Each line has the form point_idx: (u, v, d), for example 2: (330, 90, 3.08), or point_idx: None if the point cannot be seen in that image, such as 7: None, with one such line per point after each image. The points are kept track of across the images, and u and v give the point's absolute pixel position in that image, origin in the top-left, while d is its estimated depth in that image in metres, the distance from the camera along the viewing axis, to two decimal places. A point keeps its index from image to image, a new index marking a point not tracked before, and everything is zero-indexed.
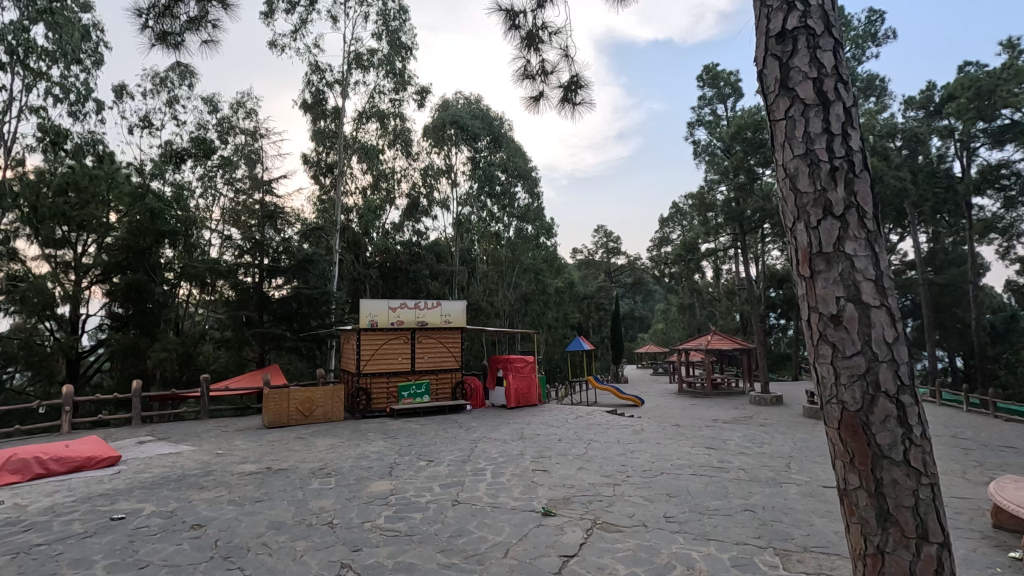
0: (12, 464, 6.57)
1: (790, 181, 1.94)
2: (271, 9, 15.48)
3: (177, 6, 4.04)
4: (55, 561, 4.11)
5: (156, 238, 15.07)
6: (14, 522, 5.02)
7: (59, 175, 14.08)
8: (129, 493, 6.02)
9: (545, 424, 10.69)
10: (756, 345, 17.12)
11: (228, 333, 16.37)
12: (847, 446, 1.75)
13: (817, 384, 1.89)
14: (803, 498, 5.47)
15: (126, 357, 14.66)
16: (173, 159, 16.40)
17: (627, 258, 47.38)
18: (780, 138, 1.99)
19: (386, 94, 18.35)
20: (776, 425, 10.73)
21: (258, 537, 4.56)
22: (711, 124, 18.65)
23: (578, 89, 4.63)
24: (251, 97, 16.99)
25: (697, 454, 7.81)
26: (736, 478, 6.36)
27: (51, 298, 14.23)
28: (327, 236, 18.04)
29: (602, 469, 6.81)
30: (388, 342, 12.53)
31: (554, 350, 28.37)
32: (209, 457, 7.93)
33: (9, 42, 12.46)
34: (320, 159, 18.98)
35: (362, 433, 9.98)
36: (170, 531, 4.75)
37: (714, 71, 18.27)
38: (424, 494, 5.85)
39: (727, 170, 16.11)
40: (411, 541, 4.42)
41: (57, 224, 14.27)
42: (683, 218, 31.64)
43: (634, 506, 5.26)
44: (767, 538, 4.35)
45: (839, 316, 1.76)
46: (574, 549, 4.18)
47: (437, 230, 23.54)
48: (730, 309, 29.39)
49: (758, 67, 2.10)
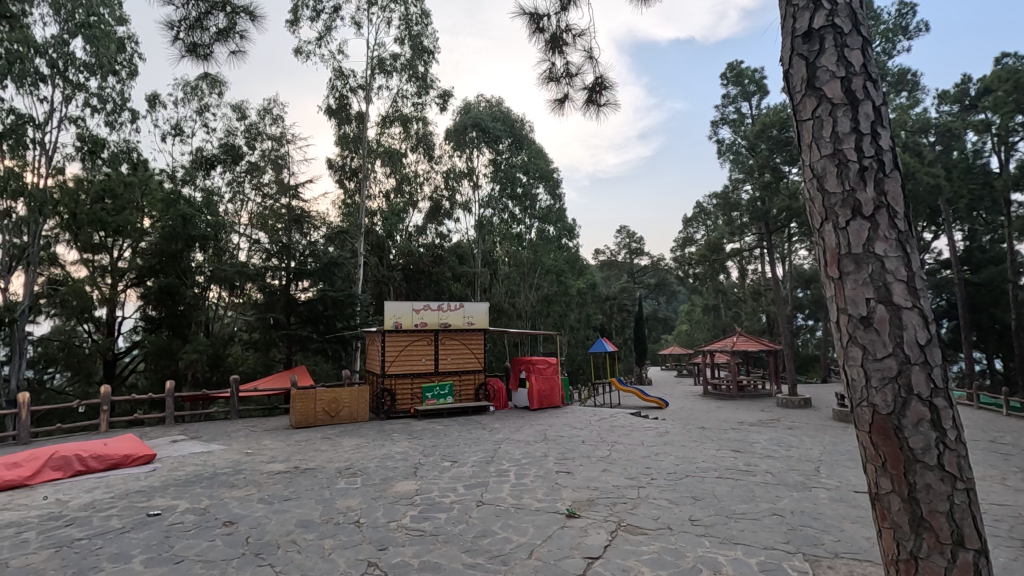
0: (54, 461, 6.85)
1: (818, 181, 1.92)
2: (297, 17, 15.77)
3: (207, 18, 4.17)
4: (96, 555, 4.27)
5: (187, 243, 15.47)
6: (57, 517, 5.24)
7: (97, 182, 14.60)
8: (164, 490, 6.20)
9: (569, 426, 10.65)
10: (784, 347, 16.75)
11: (256, 335, 16.78)
12: (879, 449, 1.72)
13: (847, 386, 1.86)
14: (833, 503, 5.35)
15: (160, 358, 15.15)
16: (203, 165, 16.84)
17: (651, 258, 46.97)
18: (807, 139, 1.96)
19: (409, 98, 18.51)
20: (804, 429, 10.53)
21: (288, 534, 4.66)
22: (735, 123, 18.28)
23: (603, 90, 4.62)
24: (276, 104, 17.32)
25: (722, 456, 7.73)
26: (764, 481, 6.26)
27: (89, 301, 14.72)
28: (351, 239, 18.31)
29: (627, 471, 6.79)
30: (411, 343, 12.67)
31: (576, 352, 28.31)
32: (239, 456, 8.13)
33: (50, 56, 13.11)
34: (345, 164, 19.02)
35: (386, 434, 10.08)
36: (203, 528, 4.89)
37: (738, 69, 18.09)
38: (449, 494, 5.89)
39: (752, 168, 15.79)
40: (436, 541, 4.47)
41: (94, 229, 14.76)
42: (707, 218, 31.18)
43: (658, 509, 5.23)
44: (797, 543, 4.28)
45: (870, 317, 1.73)
46: (599, 551, 4.17)
47: (459, 232, 23.67)
48: (756, 310, 28.91)
49: (784, 67, 2.08)
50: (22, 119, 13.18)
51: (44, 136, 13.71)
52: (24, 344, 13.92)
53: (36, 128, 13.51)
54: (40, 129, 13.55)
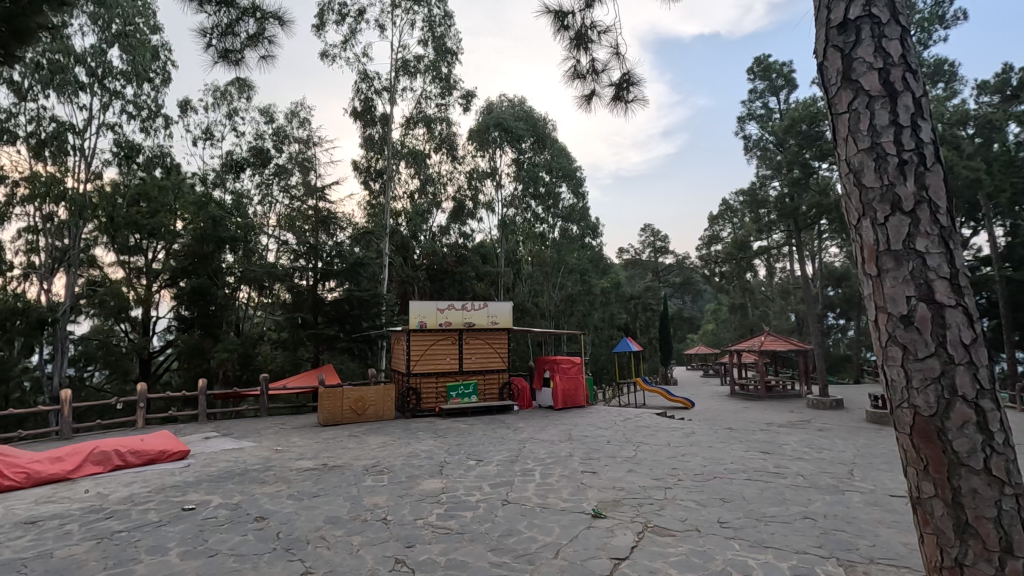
0: (94, 456, 7.10)
1: (855, 176, 1.86)
2: (322, 21, 16.05)
3: (238, 24, 4.27)
4: (134, 547, 4.41)
5: (218, 244, 15.86)
6: (98, 510, 5.43)
7: (133, 187, 15.06)
8: (198, 485, 6.37)
9: (594, 425, 10.59)
10: (815, 347, 16.34)
11: (285, 334, 17.08)
12: (920, 453, 1.67)
13: (887, 387, 1.81)
14: (867, 507, 5.21)
15: (192, 357, 15.59)
16: (233, 168, 17.22)
17: (676, 257, 46.42)
18: (843, 132, 1.91)
19: (433, 99, 18.65)
20: (837, 430, 10.26)
21: (317, 530, 4.74)
22: (762, 118, 17.90)
23: (630, 86, 4.58)
24: (304, 107, 17.63)
25: (751, 458, 7.60)
26: (795, 484, 6.13)
27: (125, 302, 15.21)
28: (376, 239, 18.55)
29: (653, 472, 6.72)
30: (436, 342, 12.77)
31: (600, 351, 28.19)
32: (269, 452, 8.30)
33: (89, 65, 13.62)
34: (370, 165, 19.21)
35: (411, 432, 10.16)
36: (236, 522, 5.00)
37: (765, 63, 17.72)
38: (474, 493, 5.91)
39: (780, 164, 15.46)
40: (462, 539, 4.49)
41: (130, 232, 15.25)
42: (733, 216, 30.64)
43: (686, 510, 5.17)
44: (830, 548, 4.18)
45: (910, 316, 1.68)
46: (626, 552, 4.14)
47: (483, 232, 23.79)
48: (784, 308, 28.35)
49: (819, 60, 2.03)
50: (63, 127, 13.69)
51: (83, 142, 14.22)
52: (66, 342, 14.49)
53: (76, 134, 14.02)
54: (80, 136, 14.06)
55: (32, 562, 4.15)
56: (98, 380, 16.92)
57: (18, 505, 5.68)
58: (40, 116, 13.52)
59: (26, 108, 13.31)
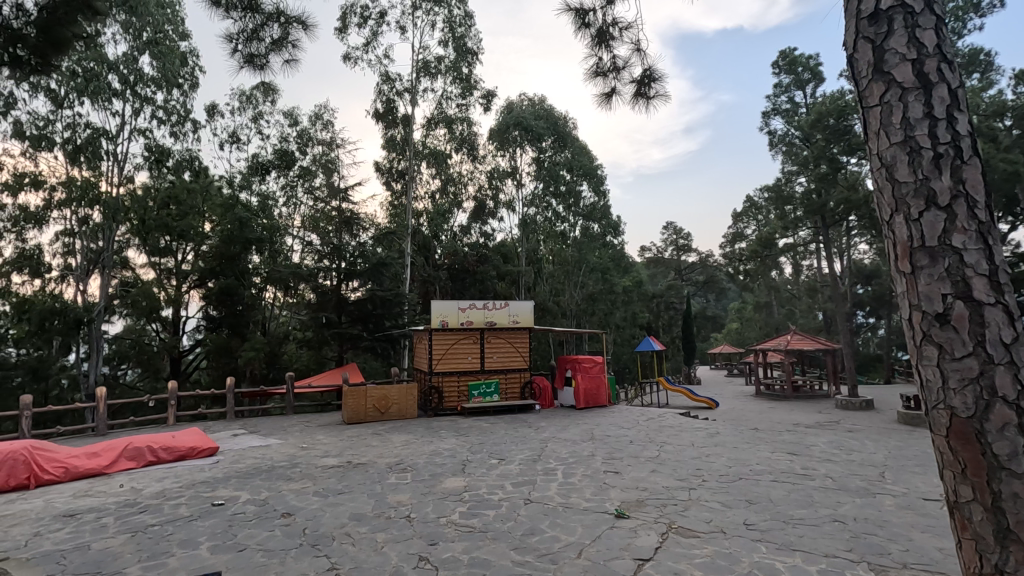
0: (128, 451, 7.31)
1: (887, 171, 1.82)
2: (345, 24, 16.24)
3: (263, 29, 4.34)
4: (166, 540, 4.53)
5: (244, 245, 16.20)
6: (132, 504, 5.59)
7: (163, 190, 15.45)
8: (227, 481, 6.52)
9: (616, 425, 10.51)
10: (845, 346, 15.94)
11: (309, 334, 17.36)
12: (957, 455, 1.62)
13: (921, 388, 1.76)
14: (899, 510, 5.07)
15: (220, 356, 15.95)
16: (259, 170, 17.56)
17: (699, 255, 45.84)
18: (875, 126, 1.87)
19: (454, 99, 18.74)
20: (867, 432, 10.01)
21: (342, 527, 4.81)
22: (788, 113, 17.53)
23: (652, 82, 4.54)
24: (327, 109, 17.88)
25: (777, 459, 7.46)
26: (823, 486, 6.00)
27: (156, 302, 15.64)
28: (398, 239, 18.72)
29: (677, 472, 6.64)
30: (458, 342, 12.83)
31: (621, 350, 28.01)
32: (295, 450, 8.44)
33: (122, 72, 14.03)
34: (392, 166, 19.36)
35: (433, 431, 10.23)
36: (263, 518, 5.10)
37: (791, 57, 17.37)
38: (496, 492, 5.91)
39: (807, 160, 15.14)
40: (485, 537, 4.51)
41: (161, 234, 15.66)
42: (758, 213, 30.11)
43: (710, 512, 5.10)
44: (860, 552, 4.08)
45: (947, 315, 1.63)
46: (650, 553, 4.10)
47: (503, 231, 23.83)
48: (812, 307, 27.76)
49: (848, 52, 1.99)
50: (97, 133, 14.12)
51: (116, 147, 14.65)
52: (101, 342, 14.95)
53: (109, 140, 14.44)
54: (112, 141, 14.48)
55: (70, 554, 4.29)
56: (131, 378, 17.42)
57: (57, 499, 5.88)
58: (75, 123, 13.96)
59: (62, 115, 13.77)
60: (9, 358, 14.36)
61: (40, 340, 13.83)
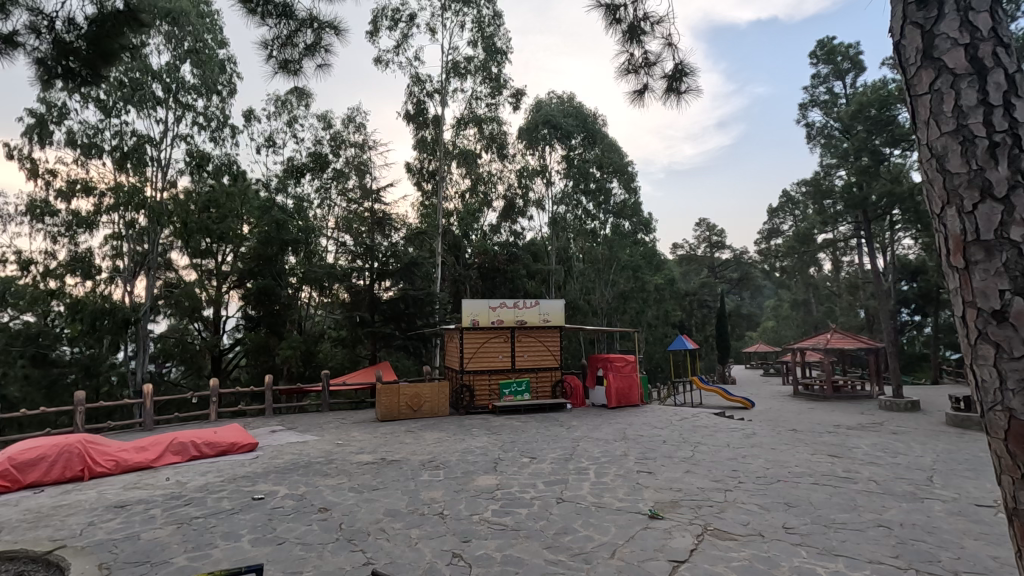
0: (173, 446, 7.60)
1: (938, 162, 1.75)
2: (376, 27, 16.47)
3: (296, 35, 4.44)
4: (210, 533, 4.69)
5: (281, 246, 16.65)
6: (178, 497, 5.81)
7: (204, 195, 15.97)
8: (267, 476, 6.71)
9: (649, 425, 10.38)
10: (889, 346, 15.33)
11: (343, 333, 17.72)
12: (1018, 460, 1.53)
13: (977, 389, 1.68)
14: (950, 517, 4.86)
15: (259, 355, 16.42)
16: (294, 173, 17.98)
17: (733, 252, 44.88)
18: (923, 115, 1.79)
19: (483, 99, 18.81)
20: (913, 434, 9.64)
21: (377, 522, 4.89)
22: (827, 104, 16.96)
23: (684, 77, 4.46)
24: (360, 112, 18.17)
25: (818, 461, 7.24)
26: (867, 489, 5.80)
27: (198, 302, 16.20)
28: (429, 239, 18.91)
29: (712, 473, 6.53)
30: (488, 340, 12.90)
31: (654, 350, 27.65)
32: (331, 446, 8.62)
33: (165, 81, 14.58)
34: (422, 167, 19.51)
35: (466, 429, 10.29)
36: (302, 513, 5.23)
37: (829, 46, 16.80)
38: (528, 490, 5.92)
39: (847, 152, 14.55)
40: (518, 536, 4.52)
41: (202, 236, 16.21)
42: (795, 208, 29.25)
43: (747, 514, 4.99)
44: (907, 558, 3.93)
45: (1005, 312, 1.55)
46: (685, 555, 4.04)
47: (533, 230, 23.82)
48: (853, 304, 26.83)
49: (895, 39, 1.92)
50: (141, 140, 14.71)
51: (160, 153, 15.23)
52: (147, 340, 15.58)
53: (154, 146, 15.02)
54: (157, 148, 15.04)
55: (122, 543, 4.49)
56: (175, 376, 18.10)
57: (109, 490, 6.17)
58: (122, 131, 14.58)
59: (110, 124, 14.38)
60: (64, 356, 15.10)
61: (92, 339, 14.52)
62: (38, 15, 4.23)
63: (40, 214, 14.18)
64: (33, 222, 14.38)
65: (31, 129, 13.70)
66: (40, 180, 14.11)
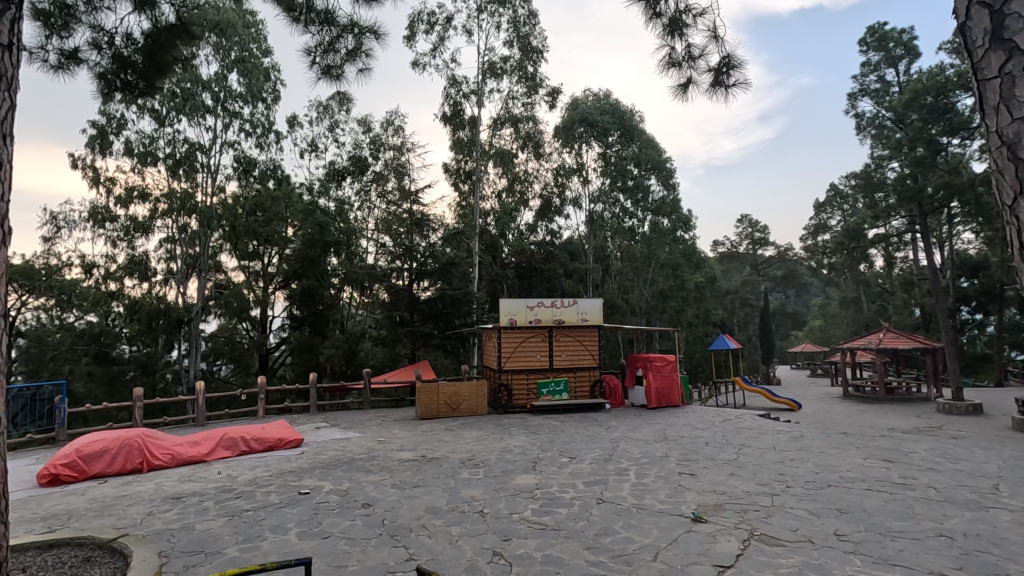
0: (224, 442, 7.92)
1: (1009, 150, 1.65)
2: (412, 32, 16.76)
3: (338, 42, 4.56)
4: (260, 525, 4.86)
5: (324, 248, 17.10)
6: (229, 490, 6.05)
7: (250, 198, 16.58)
8: (312, 471, 6.91)
9: (691, 426, 10.15)
10: (949, 346, 14.54)
11: (383, 332, 18.07)
12: None
13: None
14: (1019, 527, 4.57)
15: (302, 354, 16.87)
16: (336, 177, 18.44)
17: (777, 249, 43.52)
18: (992, 100, 1.69)
19: (519, 99, 18.82)
20: (976, 439, 9.13)
21: (418, 519, 4.95)
22: (878, 93, 16.25)
23: (730, 70, 4.34)
24: (398, 115, 18.43)
25: (871, 466, 6.94)
26: (924, 497, 5.52)
27: (245, 303, 16.80)
28: (466, 239, 19.07)
29: (757, 476, 6.34)
30: (526, 340, 12.92)
31: (694, 349, 27.07)
32: (373, 443, 8.80)
33: (214, 90, 15.18)
34: (459, 167, 19.75)
35: (504, 428, 10.33)
36: (345, 508, 5.35)
37: (880, 32, 16.07)
38: (568, 490, 5.89)
39: (900, 143, 13.98)
40: (558, 536, 4.50)
41: (249, 239, 16.82)
42: (844, 202, 28.16)
43: (795, 519, 4.83)
44: (972, 571, 3.71)
45: None
46: (731, 560, 3.94)
47: (570, 229, 23.74)
48: (907, 303, 25.55)
49: (959, 21, 1.82)
50: (193, 147, 15.38)
51: (209, 159, 15.87)
52: (199, 339, 16.26)
53: (204, 153, 15.68)
54: (207, 154, 15.70)
55: (179, 533, 4.70)
56: (224, 373, 18.85)
57: (166, 483, 6.46)
58: (175, 139, 15.25)
59: (164, 133, 15.08)
60: (123, 354, 15.92)
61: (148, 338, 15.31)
62: (99, 31, 4.44)
63: (102, 219, 15.01)
64: (96, 228, 15.23)
65: (93, 140, 14.51)
66: (101, 188, 14.91)
